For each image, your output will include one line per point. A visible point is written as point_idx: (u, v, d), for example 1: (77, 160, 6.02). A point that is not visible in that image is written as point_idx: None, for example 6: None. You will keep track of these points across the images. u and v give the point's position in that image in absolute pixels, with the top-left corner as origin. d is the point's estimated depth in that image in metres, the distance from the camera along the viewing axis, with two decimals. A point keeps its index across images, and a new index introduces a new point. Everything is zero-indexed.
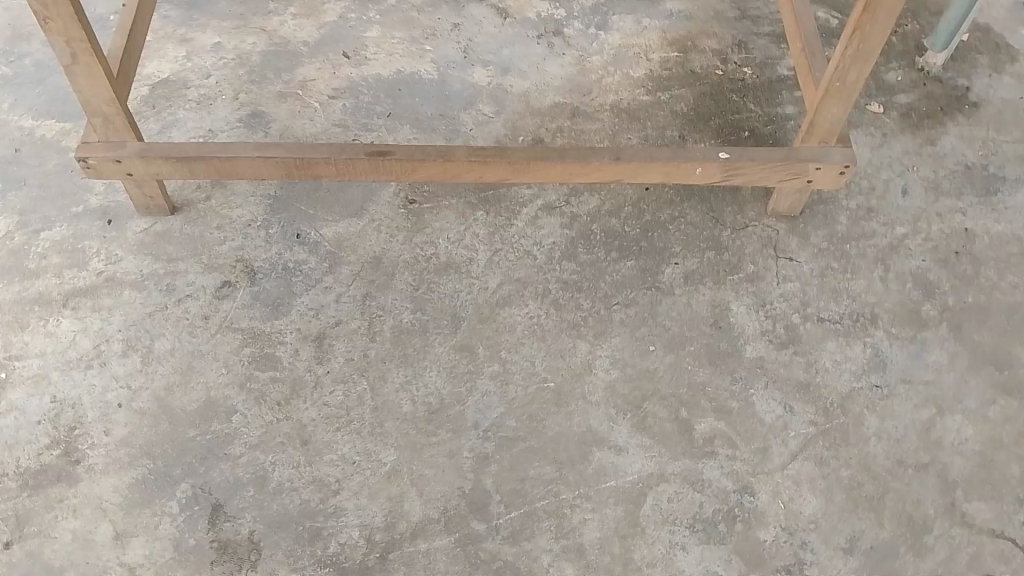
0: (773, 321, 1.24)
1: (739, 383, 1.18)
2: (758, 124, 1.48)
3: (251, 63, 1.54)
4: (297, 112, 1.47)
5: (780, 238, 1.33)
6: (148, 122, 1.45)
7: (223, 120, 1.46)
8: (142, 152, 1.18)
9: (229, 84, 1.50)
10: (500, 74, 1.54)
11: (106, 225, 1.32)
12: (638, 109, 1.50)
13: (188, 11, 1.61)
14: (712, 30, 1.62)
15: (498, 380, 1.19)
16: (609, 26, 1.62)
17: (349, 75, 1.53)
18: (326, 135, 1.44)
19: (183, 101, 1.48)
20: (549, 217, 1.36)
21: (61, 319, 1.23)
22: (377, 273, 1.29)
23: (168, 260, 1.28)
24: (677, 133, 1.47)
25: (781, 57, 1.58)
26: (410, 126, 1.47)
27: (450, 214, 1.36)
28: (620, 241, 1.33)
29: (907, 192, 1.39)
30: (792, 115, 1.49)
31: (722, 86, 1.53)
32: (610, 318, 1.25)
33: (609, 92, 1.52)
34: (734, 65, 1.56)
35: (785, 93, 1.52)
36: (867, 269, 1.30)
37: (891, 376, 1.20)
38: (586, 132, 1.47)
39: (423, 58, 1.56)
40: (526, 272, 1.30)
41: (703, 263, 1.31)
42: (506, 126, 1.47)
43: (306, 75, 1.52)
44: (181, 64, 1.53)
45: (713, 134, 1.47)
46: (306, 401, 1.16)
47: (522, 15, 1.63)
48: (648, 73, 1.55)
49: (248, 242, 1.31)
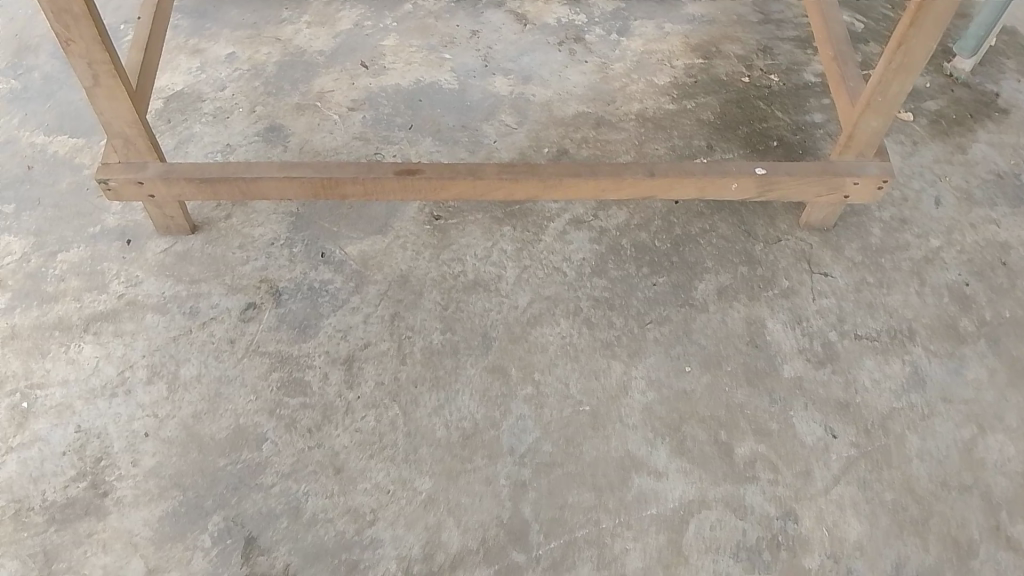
0: (810, 338, 1.23)
1: (779, 404, 1.17)
2: (786, 132, 1.45)
3: (267, 74, 1.50)
4: (315, 125, 1.44)
5: (814, 252, 1.31)
6: (163, 137, 1.41)
7: (241, 134, 1.42)
8: (164, 175, 1.15)
9: (245, 96, 1.47)
10: (522, 83, 1.51)
11: (125, 246, 1.29)
12: (663, 118, 1.47)
13: (199, 20, 1.58)
14: (735, 34, 1.59)
15: (533, 404, 1.16)
16: (630, 31, 1.59)
17: (368, 86, 1.49)
18: (347, 149, 1.41)
19: (199, 115, 1.44)
20: (578, 231, 1.34)
21: (82, 345, 1.19)
22: (405, 292, 1.26)
23: (191, 282, 1.25)
24: (704, 142, 1.44)
25: (806, 62, 1.55)
26: (432, 137, 1.44)
27: (477, 229, 1.34)
28: (651, 256, 1.31)
29: (940, 202, 1.37)
30: (820, 123, 1.47)
31: (748, 93, 1.51)
32: (645, 337, 1.23)
33: (633, 100, 1.49)
34: (759, 71, 1.53)
35: (812, 99, 1.50)
36: (903, 284, 1.28)
37: (931, 394, 1.18)
38: (611, 142, 1.44)
39: (441, 66, 1.53)
40: (556, 289, 1.27)
41: (736, 277, 1.29)
42: (530, 137, 1.44)
43: (323, 86, 1.49)
44: (195, 75, 1.50)
45: (741, 142, 1.44)
46: (337, 427, 1.13)
47: (541, 21, 1.60)
48: (672, 81, 1.52)
49: (271, 261, 1.28)
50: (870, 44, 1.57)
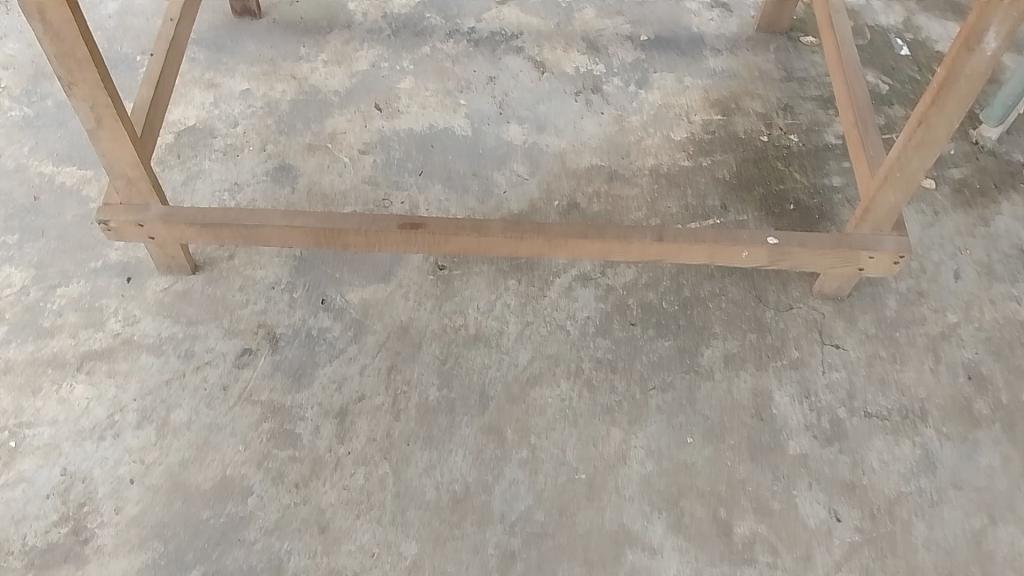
0: (818, 414, 1.19)
1: (782, 481, 1.13)
2: (804, 194, 1.42)
3: (280, 112, 1.49)
4: (325, 166, 1.42)
5: (826, 322, 1.28)
6: (172, 172, 1.40)
7: (249, 172, 1.41)
8: (165, 217, 1.13)
9: (256, 134, 1.46)
10: (536, 132, 1.49)
11: (125, 283, 1.27)
12: (678, 175, 1.44)
13: (216, 54, 1.57)
14: (756, 91, 1.56)
15: (527, 469, 1.13)
16: (650, 83, 1.57)
17: (380, 128, 1.48)
18: (355, 193, 1.39)
19: (209, 150, 1.43)
20: (584, 287, 1.31)
21: (75, 384, 1.18)
22: (404, 343, 1.24)
23: (189, 323, 1.24)
24: (719, 202, 1.41)
25: (828, 123, 1.52)
26: (442, 184, 1.42)
27: (481, 281, 1.31)
28: (657, 317, 1.28)
29: (960, 275, 1.33)
30: (839, 186, 1.43)
31: (766, 152, 1.48)
32: (646, 404, 1.19)
33: (649, 154, 1.47)
34: (779, 131, 1.51)
35: (832, 162, 1.46)
36: (917, 360, 1.24)
37: (941, 479, 1.14)
38: (624, 197, 1.41)
39: (456, 111, 1.51)
40: (559, 348, 1.24)
41: (744, 345, 1.25)
42: (542, 189, 1.42)
43: (336, 126, 1.48)
44: (208, 110, 1.49)
45: (757, 203, 1.41)
46: (325, 484, 1.11)
47: (559, 69, 1.58)
48: (689, 136, 1.49)
49: (271, 305, 1.26)
50: (895, 107, 1.54)
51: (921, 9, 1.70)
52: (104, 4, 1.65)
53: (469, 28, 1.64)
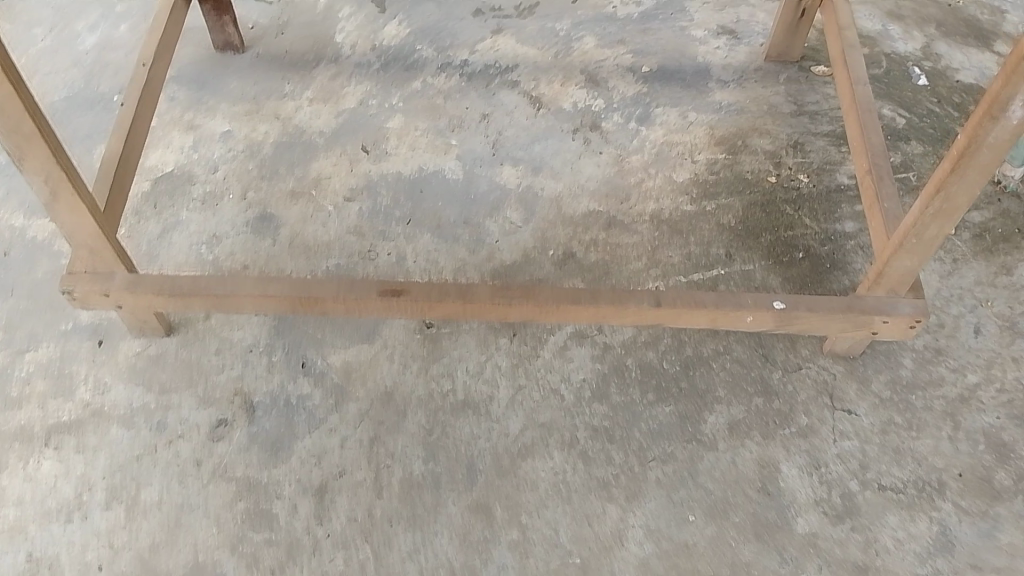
0: (828, 488, 1.11)
1: (790, 564, 1.05)
2: (814, 242, 1.34)
3: (263, 155, 1.42)
4: (309, 215, 1.35)
5: (837, 384, 1.20)
6: (148, 223, 1.33)
7: (229, 223, 1.34)
8: (131, 285, 1.07)
9: (237, 179, 1.39)
10: (531, 174, 1.42)
11: (97, 347, 1.22)
12: (680, 221, 1.36)
13: (197, 91, 1.50)
14: (765, 126, 1.48)
15: (517, 552, 1.05)
16: (652, 119, 1.49)
17: (367, 172, 1.41)
18: (339, 245, 1.32)
19: (187, 200, 1.36)
20: (580, 345, 1.24)
21: (42, 460, 1.12)
22: (387, 411, 1.17)
23: (162, 391, 1.18)
24: (723, 251, 1.33)
25: (841, 161, 1.43)
26: (431, 233, 1.35)
27: (471, 340, 1.24)
28: (657, 380, 1.20)
29: (980, 331, 1.25)
30: (852, 232, 1.35)
31: (775, 194, 1.39)
32: (645, 477, 1.12)
33: (649, 198, 1.39)
34: (788, 171, 1.42)
35: (845, 205, 1.38)
36: (934, 427, 1.17)
37: (960, 561, 1.06)
38: (622, 245, 1.34)
39: (448, 153, 1.44)
40: (551, 415, 1.17)
41: (750, 411, 1.18)
42: (536, 237, 1.35)
43: (321, 170, 1.40)
44: (187, 154, 1.42)
45: (764, 252, 1.32)
46: (302, 570, 1.03)
47: (556, 105, 1.51)
48: (693, 178, 1.42)
49: (248, 370, 1.20)
50: (912, 143, 1.45)
51: (942, 34, 1.61)
52: (82, 39, 1.58)
53: (462, 60, 1.57)
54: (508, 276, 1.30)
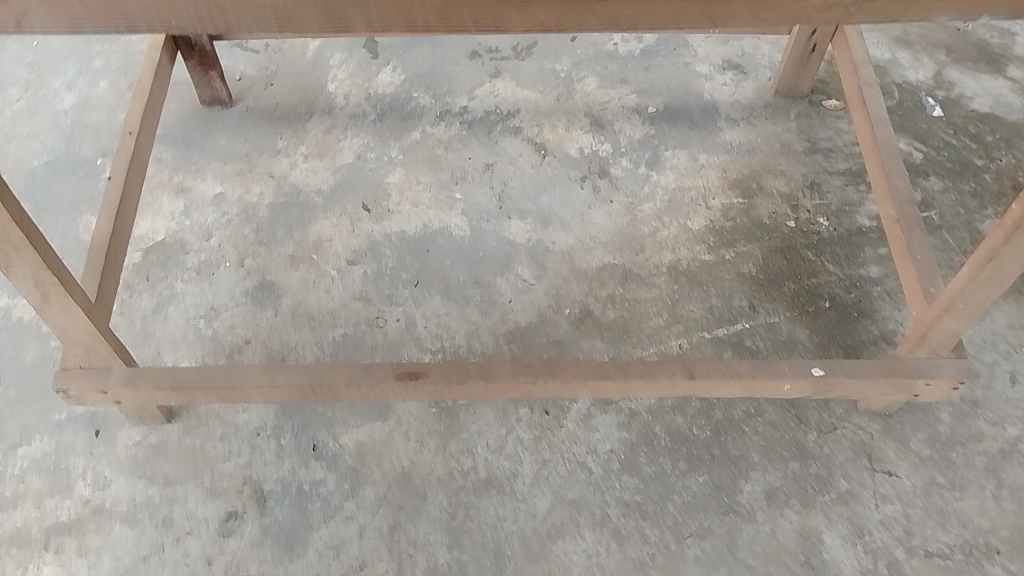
0: (874, 558, 1.06)
1: None
2: (839, 289, 1.29)
3: (258, 219, 1.35)
4: (311, 282, 1.29)
5: (874, 444, 1.15)
6: (141, 298, 1.26)
7: (227, 293, 1.27)
8: (131, 381, 1.00)
9: (232, 245, 1.32)
10: (540, 227, 1.36)
11: (93, 437, 1.14)
12: (699, 271, 1.31)
13: (185, 151, 1.43)
14: (779, 166, 1.43)
15: None
16: (661, 163, 1.44)
17: (370, 232, 1.34)
18: (345, 312, 1.26)
19: (181, 270, 1.29)
20: (604, 413, 1.18)
21: (41, 566, 1.04)
22: (407, 494, 1.11)
23: (166, 483, 1.11)
24: (746, 302, 1.27)
25: (860, 202, 1.38)
26: (440, 295, 1.28)
27: (490, 411, 1.18)
28: (688, 447, 1.15)
29: (1016, 379, 1.21)
30: (877, 277, 1.30)
31: (795, 239, 1.34)
32: (682, 555, 1.06)
33: (665, 248, 1.34)
34: (806, 214, 1.37)
35: (868, 249, 1.33)
36: (977, 484, 1.12)
37: None
38: (641, 301, 1.28)
39: (452, 208, 1.38)
40: (580, 490, 1.11)
41: (787, 477, 1.12)
42: (550, 295, 1.29)
43: (321, 232, 1.34)
44: (178, 221, 1.35)
45: (788, 302, 1.27)
46: None
47: (562, 151, 1.45)
48: (708, 225, 1.36)
49: (256, 456, 1.13)
50: (931, 178, 1.40)
51: (952, 60, 1.57)
52: (60, 98, 1.50)
53: (461, 107, 1.51)
54: (524, 340, 1.24)
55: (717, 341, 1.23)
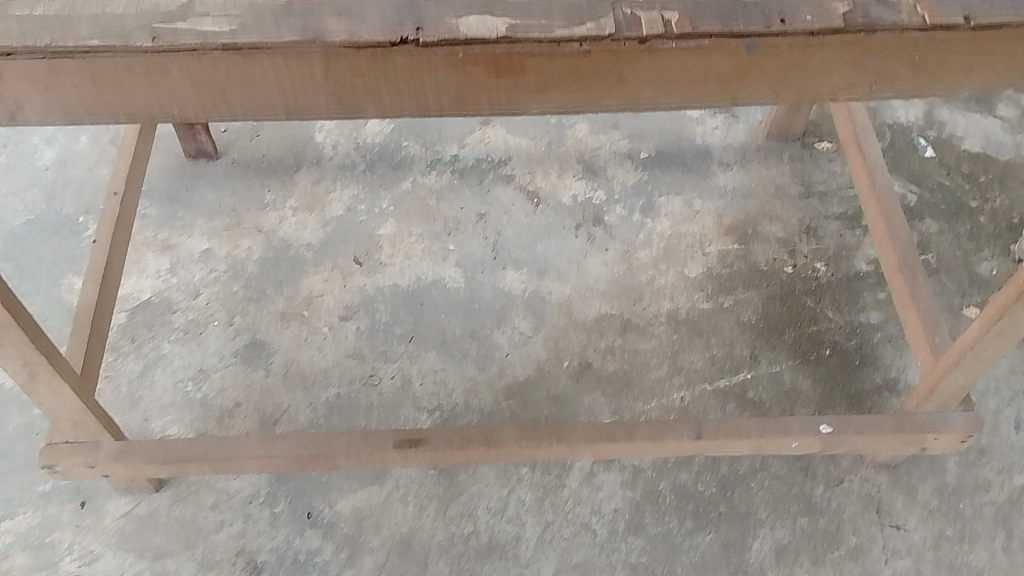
0: None
1: None
2: (840, 336, 1.27)
3: (247, 275, 1.32)
4: (303, 339, 1.25)
5: (883, 496, 1.13)
6: (126, 360, 1.22)
7: (216, 354, 1.23)
8: (120, 454, 0.97)
9: (221, 303, 1.28)
10: (535, 277, 1.34)
11: (80, 509, 1.10)
12: (699, 320, 1.29)
13: (170, 206, 1.40)
14: (774, 211, 1.42)
15: None
16: (656, 209, 1.42)
17: (362, 286, 1.31)
18: (338, 371, 1.22)
19: (168, 330, 1.26)
20: (608, 471, 1.15)
21: None
22: (407, 562, 1.07)
23: (155, 557, 1.06)
24: (747, 352, 1.25)
25: (856, 246, 1.37)
26: (436, 350, 1.25)
27: (490, 472, 1.15)
28: (694, 504, 1.12)
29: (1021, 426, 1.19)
30: (878, 323, 1.28)
31: (794, 286, 1.33)
32: None
33: (663, 297, 1.31)
34: (804, 259, 1.36)
35: (867, 294, 1.32)
36: (987, 536, 1.10)
37: None
38: (641, 352, 1.26)
39: (445, 259, 1.35)
40: (585, 553, 1.08)
41: (796, 533, 1.10)
42: (548, 348, 1.26)
43: (311, 288, 1.31)
44: (164, 279, 1.31)
45: (790, 351, 1.25)
46: None
47: (555, 199, 1.43)
48: (706, 272, 1.34)
49: (250, 525, 1.09)
50: (926, 220, 1.40)
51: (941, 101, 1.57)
52: (42, 154, 1.46)
53: (452, 155, 1.48)
54: (523, 396, 1.21)
55: (718, 394, 1.21)
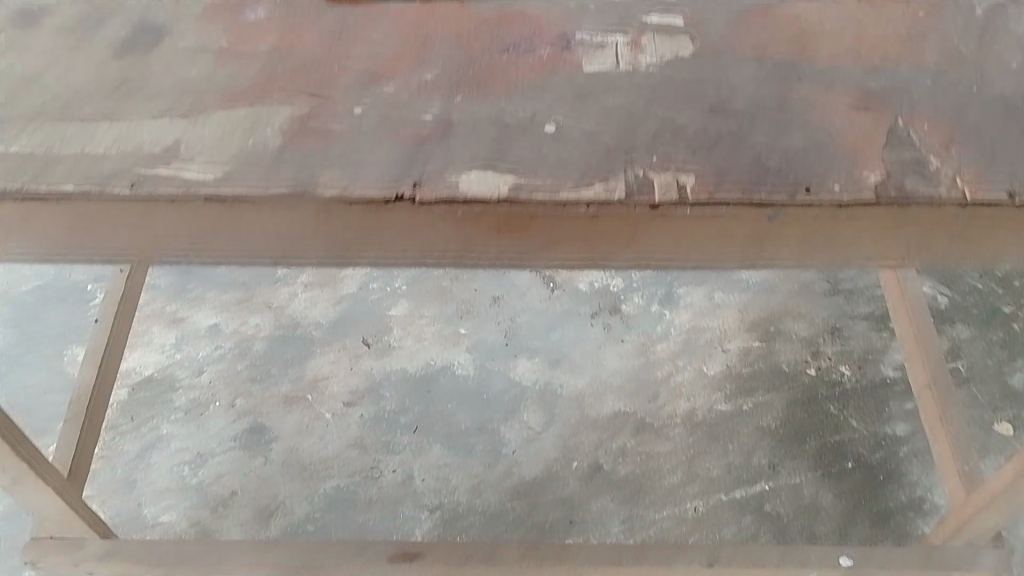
0: None
1: None
2: (864, 448, 1.21)
3: (253, 353, 1.29)
4: (305, 426, 1.21)
5: None
6: (125, 441, 1.20)
7: (216, 437, 1.20)
8: (106, 554, 0.93)
9: (224, 383, 1.25)
10: (549, 368, 1.29)
11: None
12: (717, 424, 1.24)
13: (182, 277, 1.38)
14: (799, 307, 1.37)
15: None
16: (677, 300, 1.38)
17: (370, 370, 1.28)
18: (339, 463, 1.18)
19: (169, 409, 1.23)
20: None
21: None
22: None
23: None
24: (767, 460, 1.20)
25: (885, 349, 1.32)
26: (442, 444, 1.20)
27: None
28: None
29: None
30: (905, 435, 1.22)
31: (817, 390, 1.27)
32: None
33: (680, 396, 1.27)
34: (828, 361, 1.31)
35: (894, 402, 1.26)
36: None
37: None
38: (655, 456, 1.20)
39: (457, 344, 1.31)
40: None
41: None
42: (559, 445, 1.21)
43: (318, 370, 1.27)
44: (169, 354, 1.29)
45: (811, 461, 1.20)
46: None
47: (571, 285, 1.39)
48: (726, 370, 1.29)
49: None
50: (958, 325, 1.34)
51: None
52: None
53: None
54: (530, 497, 1.16)
55: (735, 505, 1.16)
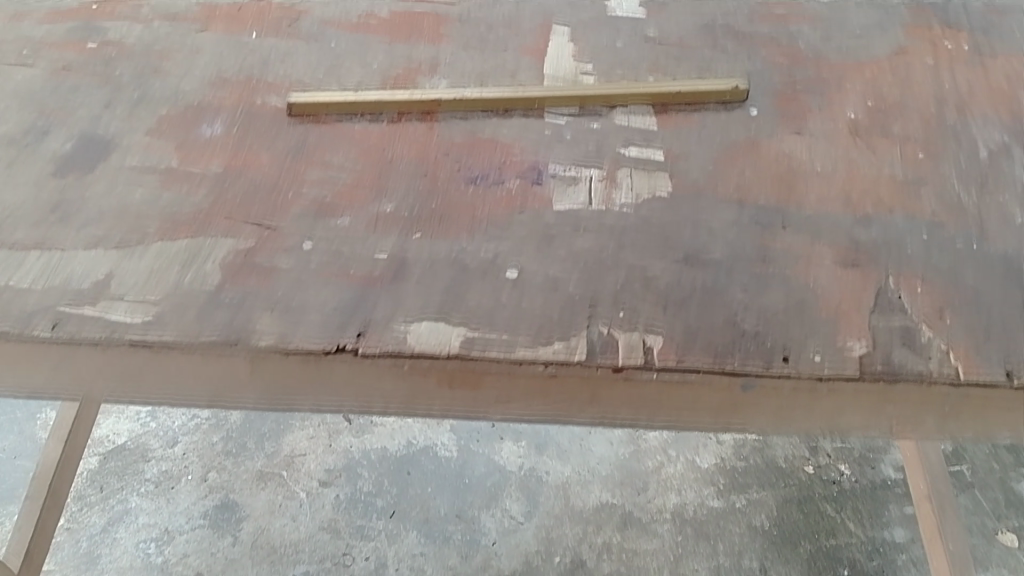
0: None
1: None
2: (860, 554, 1.16)
3: (229, 425, 1.25)
4: (277, 505, 1.17)
5: None
6: (91, 513, 1.16)
7: (184, 514, 1.16)
8: None
9: (198, 456, 1.22)
10: (534, 452, 1.25)
11: None
12: (707, 522, 1.18)
13: None
14: None
15: None
16: None
17: (347, 448, 1.24)
18: (310, 546, 1.13)
19: (139, 481, 1.19)
20: None
21: None
22: None
23: None
24: (757, 562, 1.14)
25: (885, 447, 1.26)
26: (418, 530, 1.16)
27: None
28: None
29: None
30: (903, 542, 1.17)
31: (813, 488, 1.22)
32: None
33: (669, 488, 1.22)
34: (827, 458, 1.25)
35: (893, 506, 1.20)
36: None
37: None
38: (640, 553, 1.15)
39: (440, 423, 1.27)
40: None
41: None
42: (541, 537, 1.16)
43: (294, 446, 1.23)
44: (142, 422, 1.25)
45: (804, 566, 1.14)
46: None
47: None
48: (718, 462, 1.25)
49: None
50: None
51: None
52: None
53: None
54: None
55: None
